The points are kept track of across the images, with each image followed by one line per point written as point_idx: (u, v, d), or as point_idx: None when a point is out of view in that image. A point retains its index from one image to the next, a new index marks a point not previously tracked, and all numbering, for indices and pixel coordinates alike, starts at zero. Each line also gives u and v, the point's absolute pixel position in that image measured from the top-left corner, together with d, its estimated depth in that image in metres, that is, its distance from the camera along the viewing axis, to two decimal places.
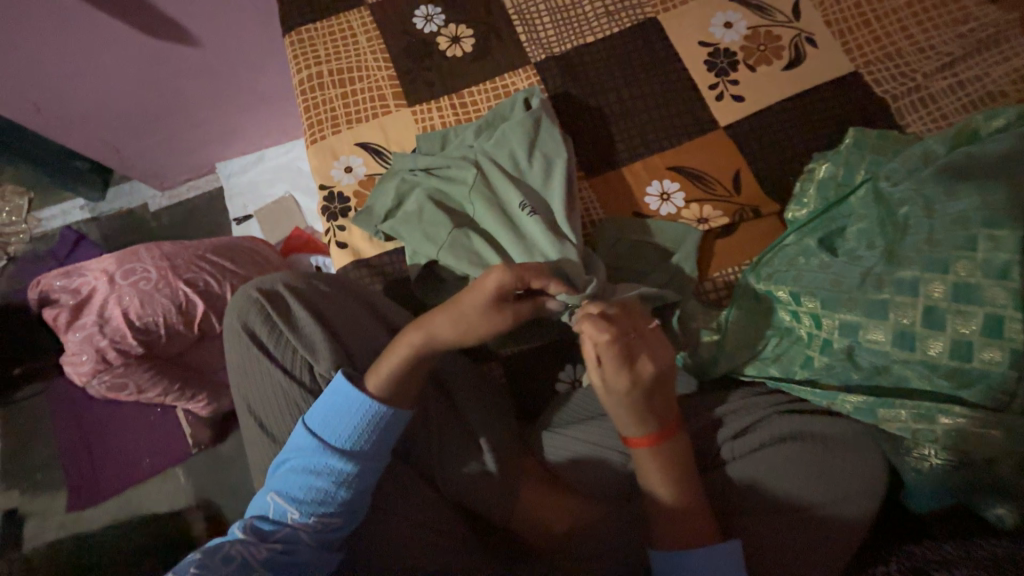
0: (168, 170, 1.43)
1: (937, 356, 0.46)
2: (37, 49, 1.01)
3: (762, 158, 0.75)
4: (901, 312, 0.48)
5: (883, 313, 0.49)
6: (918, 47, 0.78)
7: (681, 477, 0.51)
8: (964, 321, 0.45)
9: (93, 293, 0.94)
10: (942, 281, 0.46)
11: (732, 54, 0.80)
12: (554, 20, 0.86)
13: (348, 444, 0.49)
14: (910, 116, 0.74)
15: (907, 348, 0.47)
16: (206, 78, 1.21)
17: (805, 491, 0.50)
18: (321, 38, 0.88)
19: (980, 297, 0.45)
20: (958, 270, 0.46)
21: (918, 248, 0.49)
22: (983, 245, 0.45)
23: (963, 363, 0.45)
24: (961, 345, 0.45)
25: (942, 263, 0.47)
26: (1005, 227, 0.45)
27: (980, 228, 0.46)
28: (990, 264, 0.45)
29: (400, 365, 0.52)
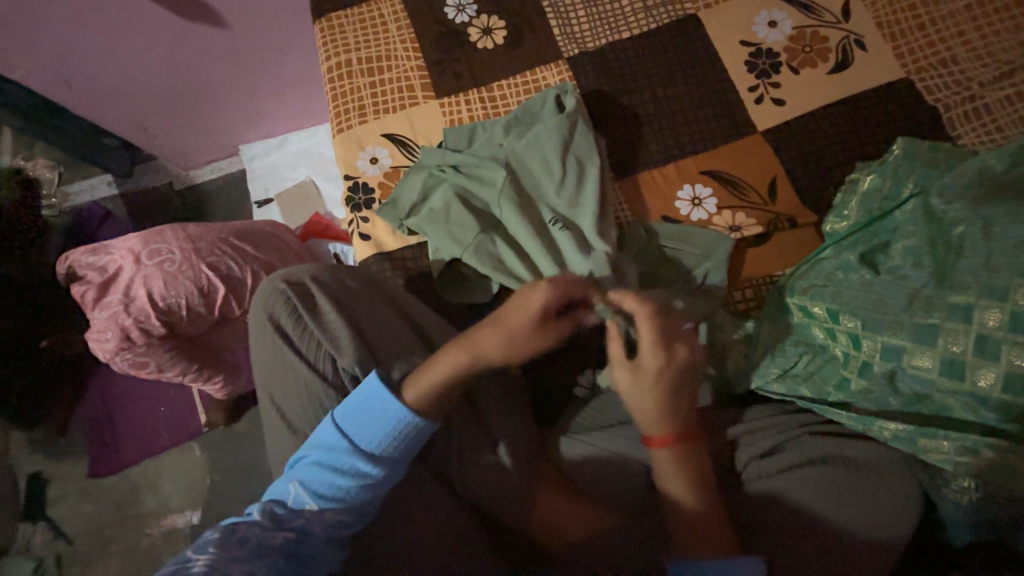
0: (192, 151, 1.45)
1: (988, 388, 0.44)
2: (71, 28, 1.02)
3: (801, 165, 0.72)
4: (952, 338, 0.45)
5: (932, 338, 0.46)
6: (976, 54, 0.73)
7: (700, 490, 0.50)
8: (1020, 354, 0.42)
9: (119, 271, 0.95)
10: (999, 308, 0.44)
11: (775, 55, 0.77)
12: (590, 13, 0.83)
13: (376, 447, 0.49)
14: (962, 127, 0.70)
15: (955, 376, 0.45)
16: (233, 60, 1.21)
17: (826, 517, 0.48)
18: (352, 25, 0.87)
19: None
20: (1018, 298, 0.43)
21: (975, 272, 0.46)
22: None
23: (1015, 397, 0.43)
24: (1015, 379, 0.42)
25: (1000, 290, 0.44)
26: None
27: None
28: None
29: (441, 380, 0.51)
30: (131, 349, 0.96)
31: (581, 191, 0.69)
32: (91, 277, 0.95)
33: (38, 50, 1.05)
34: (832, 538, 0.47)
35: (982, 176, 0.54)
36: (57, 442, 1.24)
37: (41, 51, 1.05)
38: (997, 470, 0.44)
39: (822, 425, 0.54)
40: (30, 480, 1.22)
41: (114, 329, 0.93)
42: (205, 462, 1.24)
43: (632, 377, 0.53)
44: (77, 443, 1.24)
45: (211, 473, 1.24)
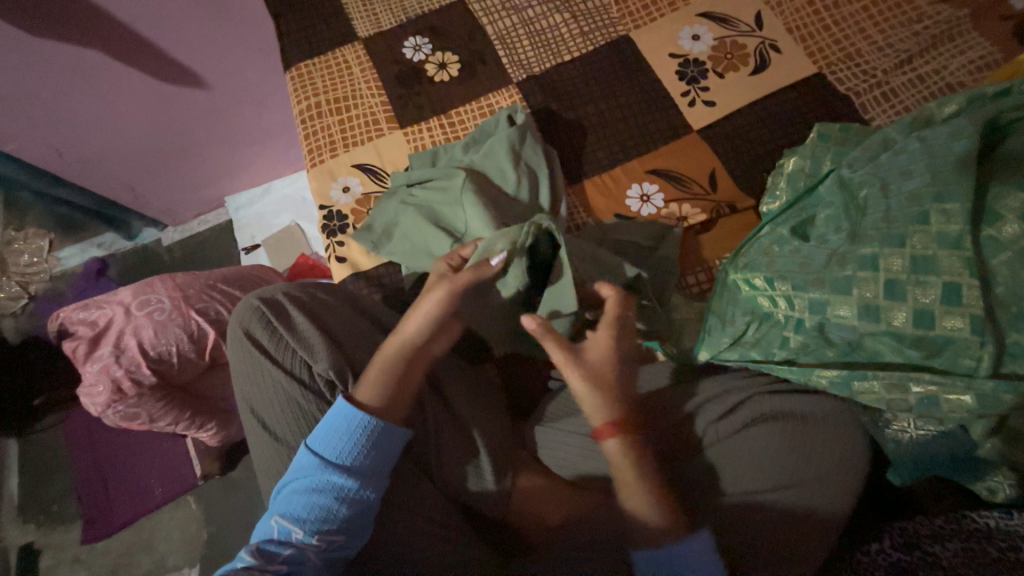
0: (180, 206, 1.52)
1: (902, 326, 0.48)
2: (60, 102, 1.10)
3: (736, 157, 0.79)
4: (864, 286, 0.50)
5: (847, 289, 0.51)
6: (877, 46, 0.82)
7: (649, 473, 0.52)
8: (923, 291, 0.47)
9: (109, 324, 0.98)
10: (900, 254, 0.49)
11: (701, 63, 0.85)
12: (533, 42, 0.92)
13: (347, 459, 0.51)
14: (874, 110, 0.78)
15: (872, 319, 0.49)
16: (214, 117, 1.29)
17: (796, 465, 0.51)
18: (318, 72, 0.95)
19: (937, 267, 0.47)
20: (914, 243, 0.49)
21: (878, 225, 0.51)
22: (936, 218, 0.48)
23: (927, 331, 0.47)
24: (923, 314, 0.47)
25: (898, 237, 0.49)
26: (955, 201, 0.48)
27: (930, 203, 0.49)
28: (944, 236, 0.48)
29: (382, 372, 0.56)
30: (122, 401, 0.98)
31: (538, 198, 0.75)
32: (81, 332, 0.98)
33: (31, 125, 1.12)
34: (805, 484, 0.51)
35: (885, 144, 0.59)
36: (50, 508, 1.23)
37: (34, 125, 1.13)
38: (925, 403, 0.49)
39: (773, 383, 0.58)
40: (23, 551, 1.20)
41: (106, 383, 0.95)
42: (202, 513, 1.23)
43: (580, 366, 0.56)
44: (71, 507, 1.23)
45: (208, 523, 1.22)
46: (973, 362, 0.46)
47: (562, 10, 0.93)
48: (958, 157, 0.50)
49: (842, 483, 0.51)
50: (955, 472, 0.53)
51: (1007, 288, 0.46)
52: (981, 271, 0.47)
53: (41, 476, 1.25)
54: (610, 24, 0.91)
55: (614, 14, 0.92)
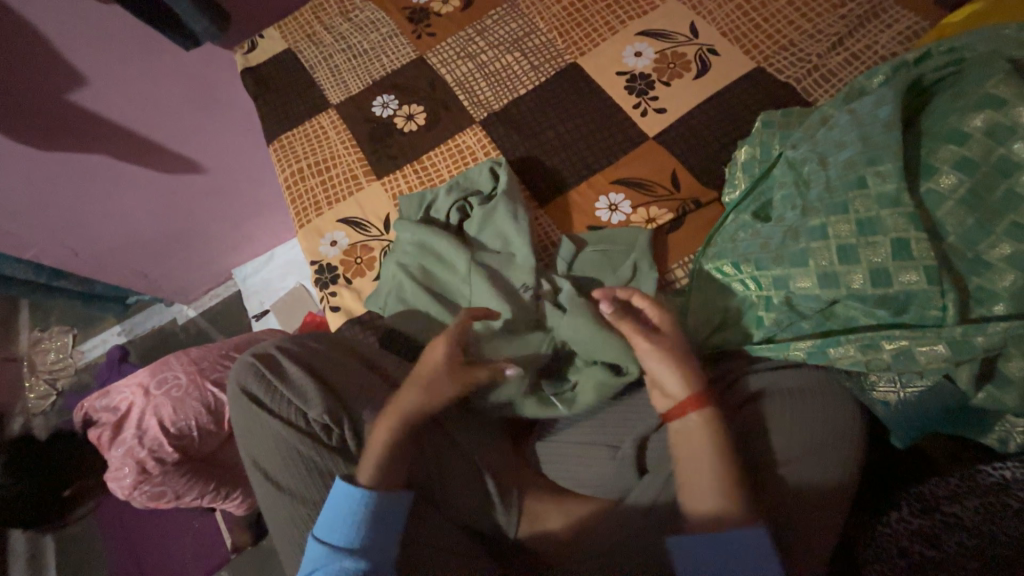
0: (191, 285, 1.60)
1: (863, 287, 0.49)
2: (74, 207, 1.19)
3: (695, 155, 0.83)
4: (819, 256, 0.52)
5: (805, 261, 0.52)
6: (809, 34, 0.87)
7: (720, 455, 0.50)
8: (875, 251, 0.49)
9: (130, 408, 1.02)
10: (847, 220, 0.51)
11: (647, 76, 0.91)
12: (490, 83, 0.99)
13: (354, 541, 0.51)
14: (816, 92, 0.81)
15: (833, 286, 0.51)
16: (213, 197, 1.38)
17: (804, 438, 0.52)
18: (299, 141, 1.03)
19: (882, 227, 0.49)
20: (858, 207, 0.51)
21: (822, 197, 0.54)
22: (872, 180, 0.50)
23: (887, 289, 0.48)
24: (879, 273, 0.48)
25: (842, 205, 0.51)
26: (885, 162, 0.50)
27: (866, 167, 0.51)
28: (884, 197, 0.50)
29: (383, 451, 0.55)
30: (149, 480, 1.01)
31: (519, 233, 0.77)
32: (105, 419, 1.02)
33: (49, 232, 1.22)
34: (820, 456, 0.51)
35: (821, 119, 0.62)
36: None
37: (52, 231, 1.22)
38: (902, 360, 0.49)
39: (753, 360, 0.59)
40: None
41: (132, 464, 0.99)
42: None
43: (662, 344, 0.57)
44: None
45: None
46: (939, 313, 0.47)
47: (511, 50, 1.01)
48: (885, 122, 0.52)
49: (839, 455, 0.51)
50: (959, 426, 0.52)
51: (958, 235, 0.48)
52: (930, 223, 0.49)
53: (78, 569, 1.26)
54: (558, 55, 0.98)
55: (560, 46, 0.99)
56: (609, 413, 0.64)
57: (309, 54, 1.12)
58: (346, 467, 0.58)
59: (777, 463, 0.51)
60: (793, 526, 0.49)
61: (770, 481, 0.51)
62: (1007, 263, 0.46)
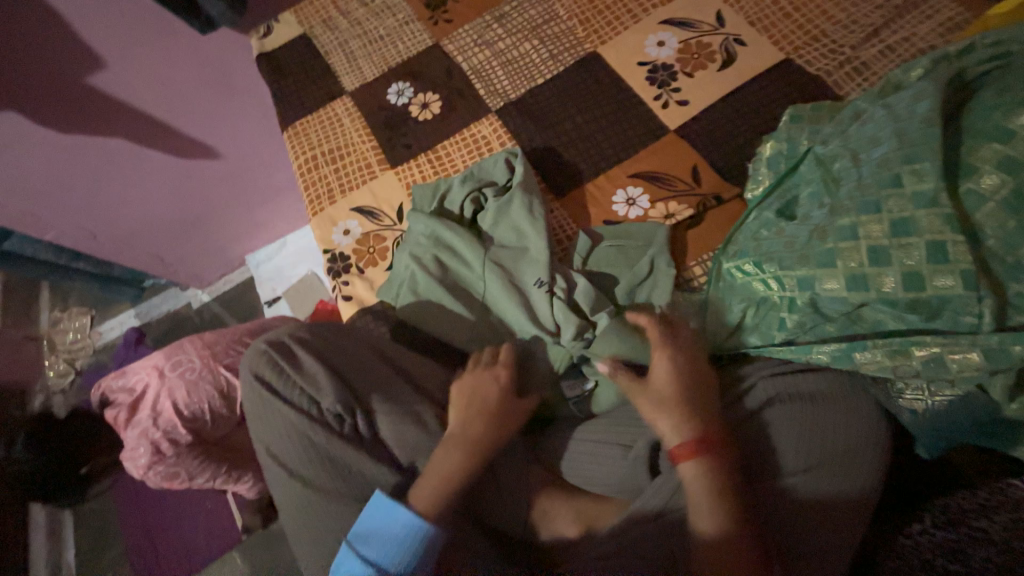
0: (206, 270, 1.62)
1: (894, 290, 0.48)
2: (92, 190, 1.21)
3: (717, 150, 0.80)
4: (848, 257, 0.50)
5: (833, 262, 0.51)
6: (842, 24, 0.83)
7: (723, 481, 0.48)
8: (908, 253, 0.47)
9: (146, 389, 1.04)
10: (879, 220, 0.49)
11: (669, 67, 0.88)
12: (507, 72, 0.97)
13: (393, 565, 0.50)
14: (848, 86, 0.78)
15: (862, 289, 0.49)
16: (228, 183, 1.39)
17: (810, 458, 0.50)
18: (313, 128, 1.02)
19: (916, 227, 0.47)
20: (891, 207, 0.49)
21: (853, 195, 0.52)
22: (908, 179, 0.49)
23: (919, 293, 0.47)
24: (912, 276, 0.47)
25: (875, 204, 0.50)
26: (922, 160, 0.48)
27: (901, 166, 0.49)
28: (920, 196, 0.48)
29: (445, 469, 0.54)
30: (162, 461, 1.02)
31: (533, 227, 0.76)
32: (121, 400, 1.05)
33: (68, 215, 1.23)
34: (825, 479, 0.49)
35: (854, 114, 0.60)
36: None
37: (71, 214, 1.24)
38: (932, 366, 0.48)
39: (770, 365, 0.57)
40: None
41: (146, 445, 1.00)
42: None
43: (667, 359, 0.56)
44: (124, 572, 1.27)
45: None
46: (975, 318, 0.45)
47: (530, 37, 0.98)
48: (923, 118, 0.50)
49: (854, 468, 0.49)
50: (991, 439, 0.49)
51: (998, 239, 0.46)
52: (969, 224, 0.47)
53: (95, 544, 1.30)
54: (578, 44, 0.96)
55: (580, 34, 0.96)
56: (624, 412, 0.63)
57: (325, 40, 1.10)
58: (359, 456, 0.57)
59: (785, 482, 0.49)
60: (801, 543, 0.47)
61: (777, 502, 0.49)
62: None
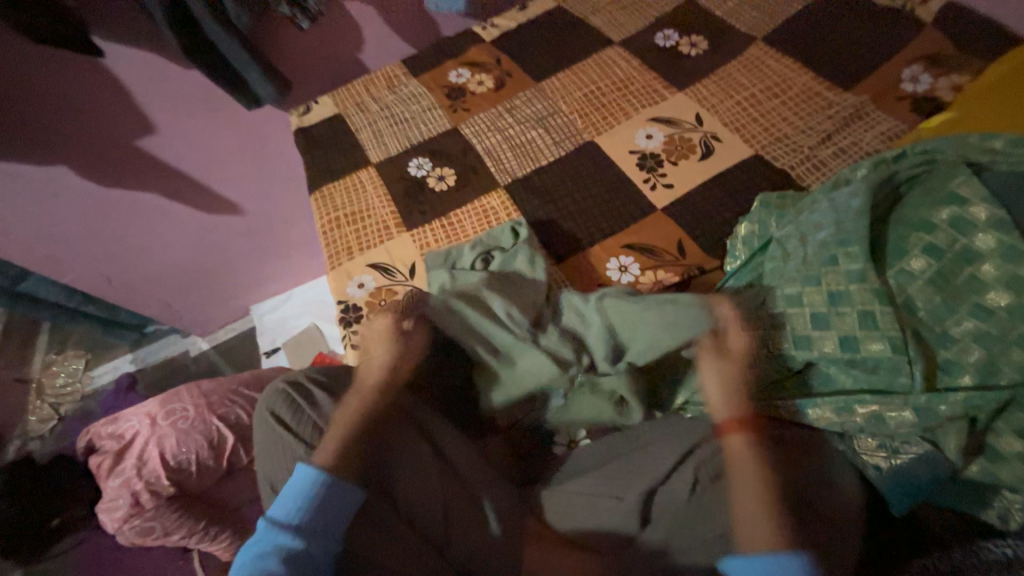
0: (211, 318, 1.70)
1: (834, 351, 0.57)
2: (120, 237, 1.34)
3: (700, 227, 0.90)
4: (796, 323, 0.60)
5: (783, 327, 0.61)
6: (802, 129, 0.98)
7: (770, 496, 0.54)
8: (844, 321, 0.57)
9: (135, 436, 1.05)
10: (819, 291, 0.59)
11: (656, 156, 1.02)
12: (515, 153, 1.11)
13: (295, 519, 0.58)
14: (809, 179, 0.91)
15: (806, 349, 0.59)
16: (248, 237, 1.53)
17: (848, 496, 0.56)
18: (339, 193, 1.14)
19: (848, 300, 0.57)
20: (828, 281, 0.59)
21: (798, 269, 0.62)
22: (842, 259, 0.58)
23: (854, 354, 0.56)
24: (848, 340, 0.57)
25: (814, 278, 0.60)
26: (855, 245, 0.58)
27: (837, 248, 0.59)
28: (852, 273, 0.58)
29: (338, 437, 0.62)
30: (140, 513, 1.00)
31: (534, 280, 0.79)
32: (109, 447, 1.06)
33: (92, 259, 1.36)
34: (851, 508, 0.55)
35: (810, 203, 0.69)
36: None
37: (96, 259, 1.36)
38: (873, 421, 0.56)
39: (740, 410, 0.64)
40: None
41: (127, 496, 1.00)
42: None
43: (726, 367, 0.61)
44: None
45: None
46: (908, 381, 0.54)
47: (536, 126, 1.14)
48: (856, 210, 0.60)
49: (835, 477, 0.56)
50: (960, 500, 0.55)
51: (927, 311, 0.55)
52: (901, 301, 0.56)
53: None
54: (577, 133, 1.10)
55: (579, 126, 1.11)
56: (616, 466, 0.65)
57: (357, 119, 1.26)
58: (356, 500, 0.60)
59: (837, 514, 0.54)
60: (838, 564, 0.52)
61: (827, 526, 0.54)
62: (969, 338, 0.53)
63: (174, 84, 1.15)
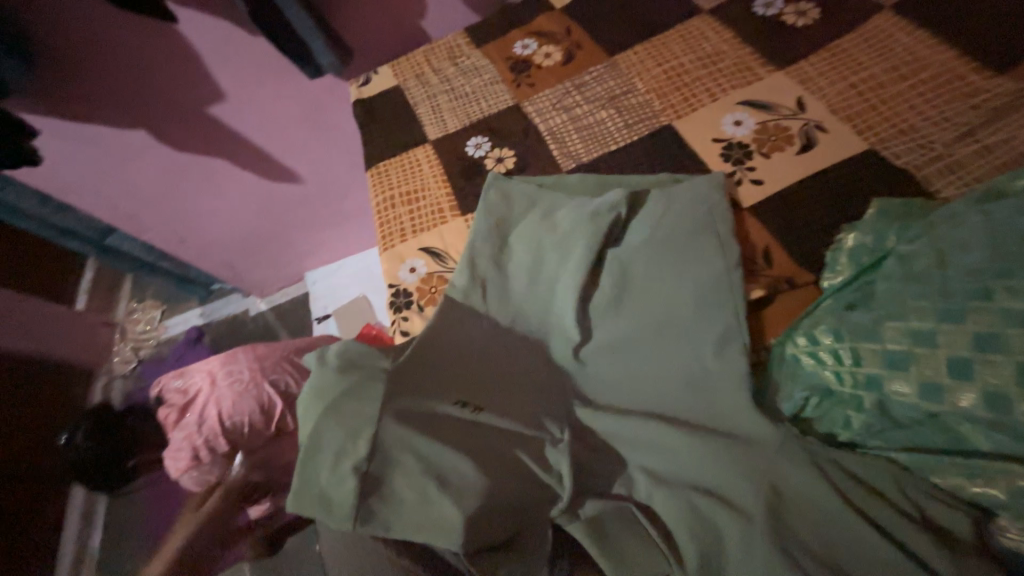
0: (267, 282, 1.88)
1: (974, 405, 0.50)
2: (191, 200, 1.43)
3: (793, 232, 0.79)
4: (924, 365, 0.54)
5: (906, 367, 0.55)
6: (934, 121, 0.82)
7: None
8: (993, 371, 0.49)
9: (197, 393, 1.20)
10: (961, 331, 0.52)
11: (745, 146, 0.89)
12: (582, 135, 1.02)
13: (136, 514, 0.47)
14: (938, 182, 0.76)
15: (935, 399, 0.52)
16: (303, 206, 1.59)
17: None
18: (396, 172, 1.09)
19: (1006, 346, 0.49)
20: (973, 320, 0.51)
21: (933, 299, 0.55)
22: (999, 296, 0.50)
23: (1004, 415, 0.48)
24: (995, 397, 0.48)
25: (954, 313, 0.53)
26: (1016, 278, 0.50)
27: (993, 281, 0.51)
28: (1011, 312, 0.49)
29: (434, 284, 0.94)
30: (199, 467, 1.16)
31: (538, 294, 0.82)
32: (175, 400, 1.22)
33: (167, 220, 1.48)
34: None
35: (951, 212, 0.61)
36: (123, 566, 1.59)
37: (172, 222, 1.50)
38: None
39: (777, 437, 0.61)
40: None
41: (189, 449, 1.14)
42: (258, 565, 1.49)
43: None
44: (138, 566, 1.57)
45: None
46: None
47: (608, 105, 1.03)
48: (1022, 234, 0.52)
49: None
50: None
51: None
52: None
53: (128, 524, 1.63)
54: (653, 115, 0.99)
55: (656, 107, 1.00)
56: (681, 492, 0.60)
57: (415, 92, 1.21)
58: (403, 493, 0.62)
59: None
60: None
61: None
62: None
63: (240, 58, 1.16)
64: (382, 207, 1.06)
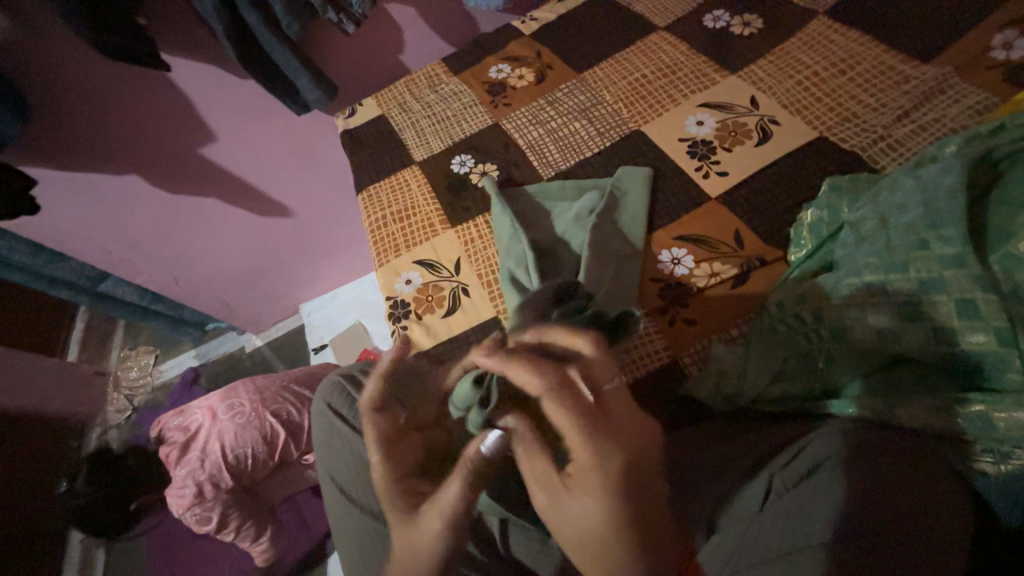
0: (262, 316, 1.89)
1: (926, 342, 0.58)
2: (186, 240, 1.47)
3: (757, 216, 0.85)
4: (881, 311, 0.62)
5: (868, 315, 0.62)
6: (872, 107, 0.91)
7: None
8: (941, 308, 0.58)
9: (198, 429, 1.20)
10: (907, 278, 0.61)
11: (708, 143, 0.96)
12: (559, 145, 1.09)
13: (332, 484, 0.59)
14: (883, 159, 0.84)
15: (897, 340, 0.60)
16: (297, 238, 1.64)
17: None
18: (386, 193, 1.15)
19: (944, 286, 0.58)
20: (917, 268, 0.60)
21: (880, 254, 0.64)
22: (936, 243, 0.60)
23: (953, 346, 0.57)
24: (945, 329, 0.57)
25: (902, 264, 0.62)
26: (946, 227, 0.60)
27: (928, 230, 0.61)
28: (945, 257, 0.59)
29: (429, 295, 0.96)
30: (201, 504, 1.15)
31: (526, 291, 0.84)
32: (176, 437, 1.20)
33: (160, 262, 1.51)
34: None
35: (891, 180, 0.71)
36: None
37: (167, 264, 1.52)
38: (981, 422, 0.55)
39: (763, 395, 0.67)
40: None
41: (192, 486, 1.14)
42: None
43: None
44: None
45: None
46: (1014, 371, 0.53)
47: (580, 117, 1.11)
48: (949, 189, 0.61)
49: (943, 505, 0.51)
50: None
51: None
52: (1005, 287, 0.56)
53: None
54: (622, 122, 1.07)
55: (624, 115, 1.08)
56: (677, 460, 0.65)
57: (399, 119, 1.28)
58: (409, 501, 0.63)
59: None
60: None
61: None
62: None
63: (226, 103, 1.23)
64: (375, 228, 1.10)
